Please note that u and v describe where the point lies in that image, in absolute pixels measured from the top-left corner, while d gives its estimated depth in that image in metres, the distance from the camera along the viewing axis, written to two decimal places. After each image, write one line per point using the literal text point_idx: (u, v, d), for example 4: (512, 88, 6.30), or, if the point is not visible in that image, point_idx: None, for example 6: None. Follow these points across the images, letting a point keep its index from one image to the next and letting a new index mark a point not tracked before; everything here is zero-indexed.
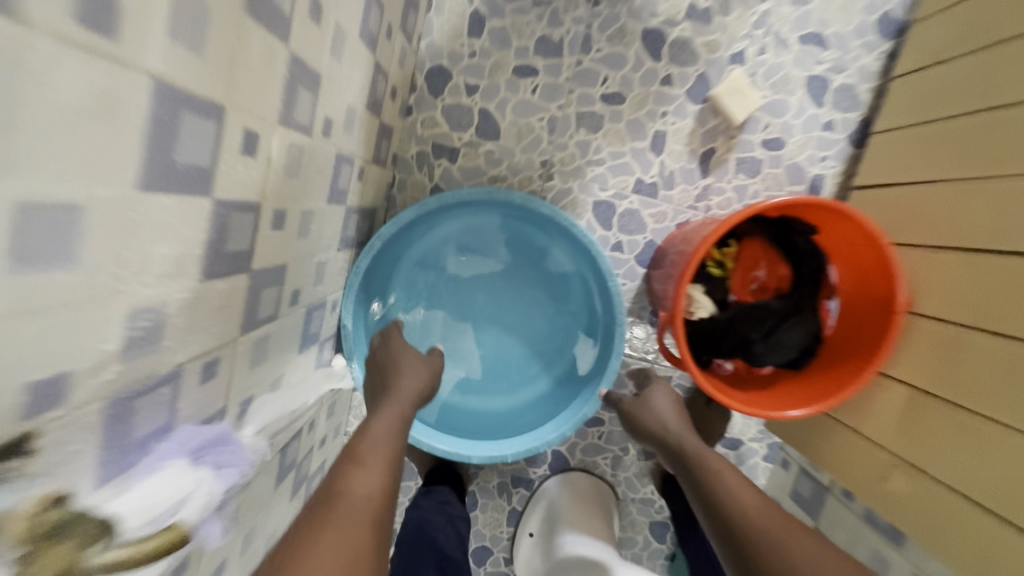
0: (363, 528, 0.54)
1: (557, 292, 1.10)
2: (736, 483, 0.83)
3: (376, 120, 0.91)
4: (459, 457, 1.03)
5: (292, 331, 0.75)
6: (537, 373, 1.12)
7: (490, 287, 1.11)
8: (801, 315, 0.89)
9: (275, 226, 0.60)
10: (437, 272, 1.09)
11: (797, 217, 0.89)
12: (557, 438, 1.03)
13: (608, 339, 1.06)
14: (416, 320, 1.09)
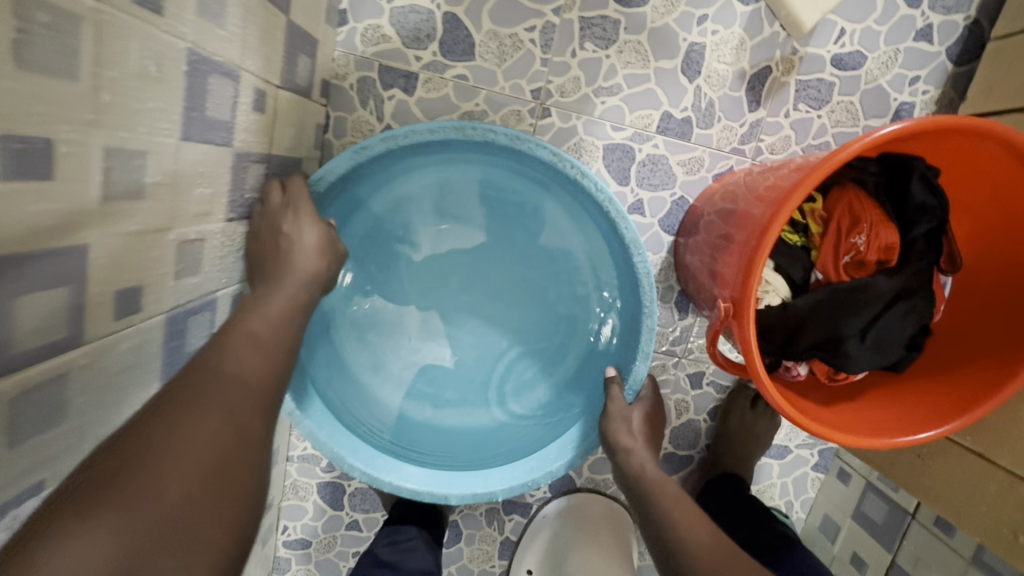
0: (257, 406, 0.41)
1: (560, 269, 0.81)
2: (690, 524, 0.64)
3: (285, 20, 0.60)
4: (430, 496, 0.75)
5: (143, 355, 0.47)
6: (538, 379, 0.84)
7: (471, 265, 0.81)
8: (911, 300, 0.63)
9: (25, 169, 0.31)
10: (398, 246, 0.79)
11: (908, 156, 0.61)
12: (561, 467, 0.76)
13: (632, 334, 0.78)
14: (373, 313, 0.81)
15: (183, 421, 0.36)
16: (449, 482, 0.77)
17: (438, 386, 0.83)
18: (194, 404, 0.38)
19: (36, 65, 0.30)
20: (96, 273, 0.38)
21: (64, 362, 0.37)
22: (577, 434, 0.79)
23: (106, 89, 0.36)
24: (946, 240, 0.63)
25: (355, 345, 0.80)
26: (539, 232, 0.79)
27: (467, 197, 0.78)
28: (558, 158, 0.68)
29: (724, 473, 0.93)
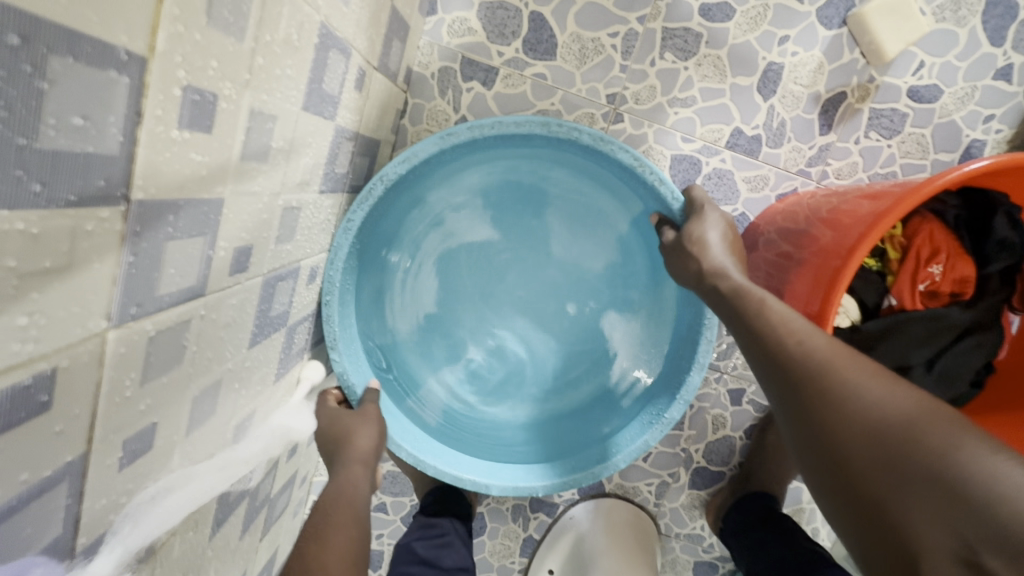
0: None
1: (616, 276, 0.82)
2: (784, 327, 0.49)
3: (389, 4, 0.62)
4: (473, 485, 0.75)
5: (242, 314, 0.47)
6: (581, 380, 0.84)
7: (531, 264, 0.82)
8: (980, 336, 0.63)
9: (195, 121, 0.32)
10: (464, 238, 0.81)
11: (993, 191, 0.61)
12: (606, 470, 0.76)
13: (685, 347, 0.77)
14: (430, 300, 0.82)
15: None
16: (491, 473, 0.77)
17: (486, 378, 0.84)
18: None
19: (222, 25, 0.32)
20: (226, 227, 0.40)
21: (188, 311, 0.38)
22: (620, 439, 0.78)
23: (261, 53, 0.37)
24: (1021, 277, 0.63)
25: (408, 331, 0.81)
26: (601, 237, 0.81)
27: (537, 196, 0.80)
28: (639, 163, 0.69)
29: (755, 491, 0.93)
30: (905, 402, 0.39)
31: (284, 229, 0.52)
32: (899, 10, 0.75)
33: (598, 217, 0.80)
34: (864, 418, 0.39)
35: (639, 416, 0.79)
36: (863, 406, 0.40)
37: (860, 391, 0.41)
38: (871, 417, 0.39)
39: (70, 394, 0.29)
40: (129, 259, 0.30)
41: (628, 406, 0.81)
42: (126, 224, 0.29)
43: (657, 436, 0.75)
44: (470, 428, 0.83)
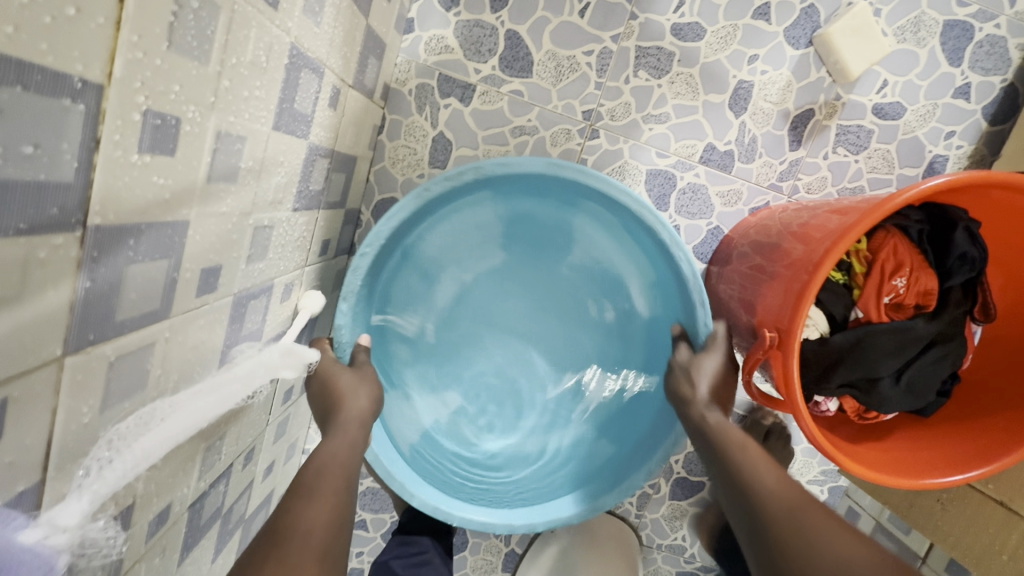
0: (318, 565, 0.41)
1: (614, 357, 0.82)
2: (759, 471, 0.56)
3: (364, 22, 0.62)
4: (399, 487, 0.73)
5: (211, 334, 0.47)
6: (541, 440, 0.83)
7: (536, 300, 0.83)
8: (943, 347, 0.64)
9: (156, 145, 0.32)
10: (481, 248, 0.80)
11: (952, 208, 0.63)
12: (522, 527, 0.75)
13: (641, 449, 0.79)
14: (428, 295, 0.81)
15: None
16: (419, 483, 0.76)
17: (459, 392, 0.84)
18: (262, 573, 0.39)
19: (186, 54, 0.32)
20: (191, 249, 0.40)
21: (150, 334, 0.38)
22: (548, 505, 0.78)
23: (227, 76, 0.37)
24: (982, 290, 0.65)
25: (400, 315, 0.80)
26: (612, 309, 0.81)
27: (580, 245, 0.80)
28: (694, 278, 0.71)
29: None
30: (863, 549, 0.43)
31: (258, 247, 0.52)
32: (862, 31, 0.78)
33: (613, 290, 0.80)
34: (824, 557, 0.43)
35: (572, 491, 0.79)
36: (822, 543, 0.45)
37: (820, 535, 0.46)
38: (829, 556, 0.43)
39: (25, 427, 0.29)
40: (87, 284, 0.30)
41: (574, 477, 0.81)
42: (84, 250, 0.29)
43: (581, 515, 0.76)
44: (430, 436, 0.82)
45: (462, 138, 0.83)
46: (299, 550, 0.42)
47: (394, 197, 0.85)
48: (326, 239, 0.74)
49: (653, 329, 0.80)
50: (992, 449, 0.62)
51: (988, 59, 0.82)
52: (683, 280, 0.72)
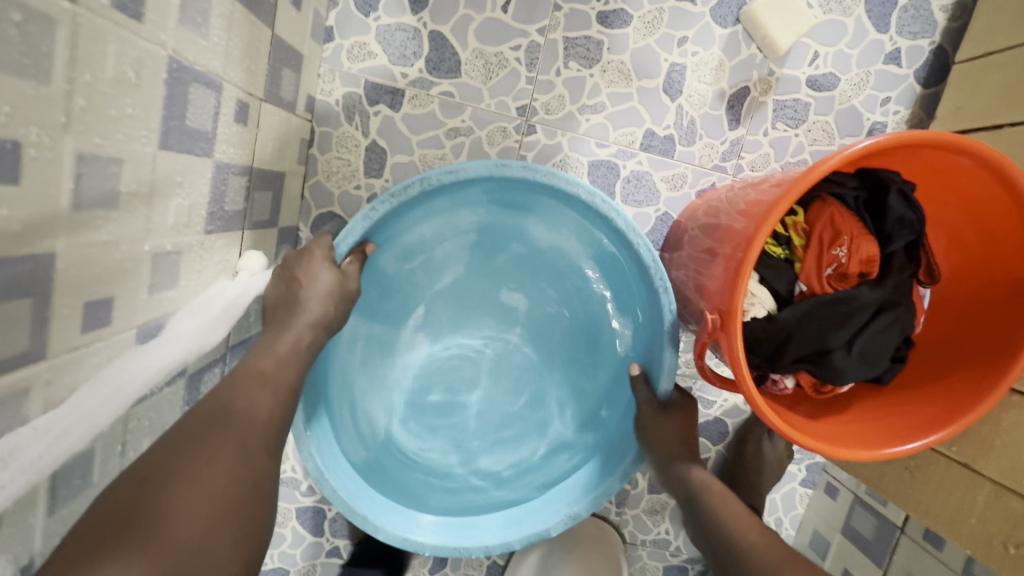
0: (267, 445, 0.44)
1: (580, 361, 0.82)
2: (737, 524, 0.62)
3: (269, 33, 0.60)
4: (362, 522, 0.69)
5: (111, 371, 0.44)
6: (514, 451, 0.81)
7: (499, 311, 0.82)
8: (894, 312, 0.63)
9: None
10: (442, 264, 0.79)
11: (885, 171, 0.62)
12: (497, 547, 0.72)
13: (615, 453, 0.76)
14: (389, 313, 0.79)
15: (194, 469, 0.38)
16: (388, 514, 0.72)
17: (426, 409, 0.81)
18: (205, 443, 0.40)
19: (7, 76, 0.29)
20: (64, 282, 0.37)
21: (21, 379, 0.35)
22: (525, 519, 0.75)
23: (80, 94, 0.35)
24: (922, 253, 0.64)
25: (358, 338, 0.76)
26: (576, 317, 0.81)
27: (536, 254, 0.80)
28: (654, 264, 0.68)
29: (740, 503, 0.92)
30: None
31: (165, 274, 0.49)
32: (786, 5, 0.77)
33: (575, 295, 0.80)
34: None
35: (548, 502, 0.76)
36: None
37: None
38: None
39: None
40: None
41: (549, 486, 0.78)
42: None
43: (558, 526, 0.72)
44: (397, 461, 0.78)
45: (396, 146, 0.81)
46: (239, 425, 0.43)
47: (332, 211, 0.83)
48: None
49: (616, 328, 0.79)
50: (949, 409, 0.61)
51: (913, 23, 0.82)
52: (644, 270, 0.70)
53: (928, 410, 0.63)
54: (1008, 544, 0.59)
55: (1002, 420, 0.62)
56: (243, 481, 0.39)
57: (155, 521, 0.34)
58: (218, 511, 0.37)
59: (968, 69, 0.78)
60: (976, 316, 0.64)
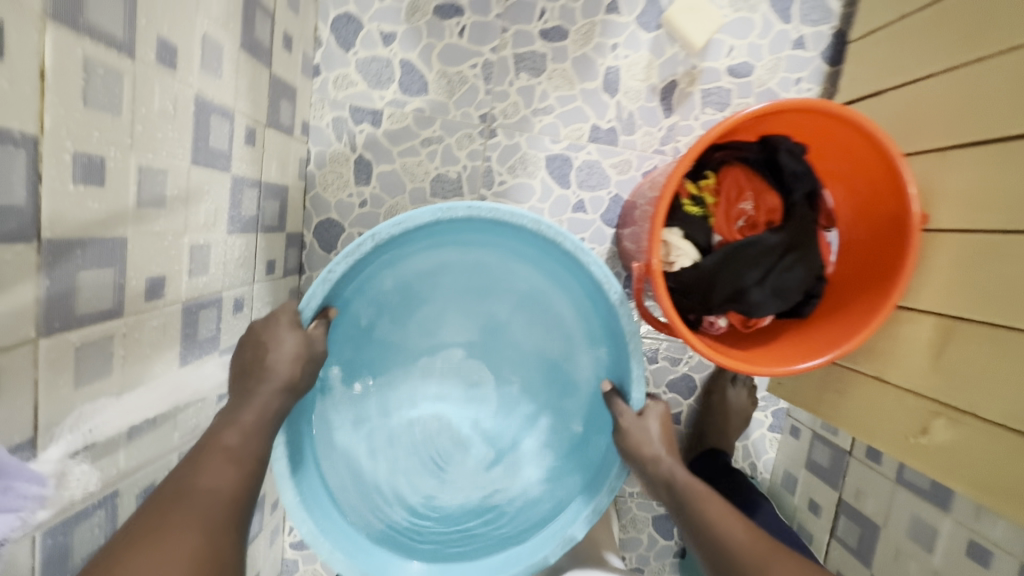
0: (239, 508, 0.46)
1: (553, 384, 0.80)
2: (725, 523, 0.61)
3: (267, 72, 0.75)
4: None
5: (165, 335, 0.58)
6: (504, 484, 0.78)
7: (474, 346, 0.81)
8: (798, 252, 0.75)
9: (87, 176, 0.44)
10: (408, 308, 0.78)
11: (777, 136, 0.75)
12: None
13: (598, 466, 0.75)
14: (364, 365, 0.78)
15: (142, 555, 0.38)
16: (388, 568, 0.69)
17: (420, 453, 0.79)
18: (165, 526, 0.41)
19: (96, 117, 0.44)
20: (133, 262, 0.51)
21: (108, 328, 0.49)
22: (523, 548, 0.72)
23: (139, 122, 0.49)
24: (816, 201, 0.77)
25: (339, 394, 0.76)
26: (546, 343, 0.79)
27: (499, 286, 0.78)
28: (607, 281, 0.69)
29: (709, 449, 1.03)
30: None
31: (199, 261, 0.63)
32: (697, 9, 0.91)
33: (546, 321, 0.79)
34: None
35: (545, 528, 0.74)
36: None
37: None
38: None
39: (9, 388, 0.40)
40: (46, 285, 0.42)
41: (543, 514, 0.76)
42: (40, 256, 0.40)
43: (556, 551, 0.70)
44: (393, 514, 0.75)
45: (379, 157, 0.96)
46: (190, 505, 0.43)
47: (330, 217, 0.97)
48: (270, 259, 0.85)
49: (589, 344, 0.77)
50: (850, 333, 0.72)
51: (812, 13, 0.96)
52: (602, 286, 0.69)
53: (837, 334, 0.74)
54: (919, 438, 0.69)
55: (903, 335, 0.73)
56: (197, 572, 0.39)
57: None
58: None
59: (862, 52, 0.90)
60: (869, 250, 0.76)
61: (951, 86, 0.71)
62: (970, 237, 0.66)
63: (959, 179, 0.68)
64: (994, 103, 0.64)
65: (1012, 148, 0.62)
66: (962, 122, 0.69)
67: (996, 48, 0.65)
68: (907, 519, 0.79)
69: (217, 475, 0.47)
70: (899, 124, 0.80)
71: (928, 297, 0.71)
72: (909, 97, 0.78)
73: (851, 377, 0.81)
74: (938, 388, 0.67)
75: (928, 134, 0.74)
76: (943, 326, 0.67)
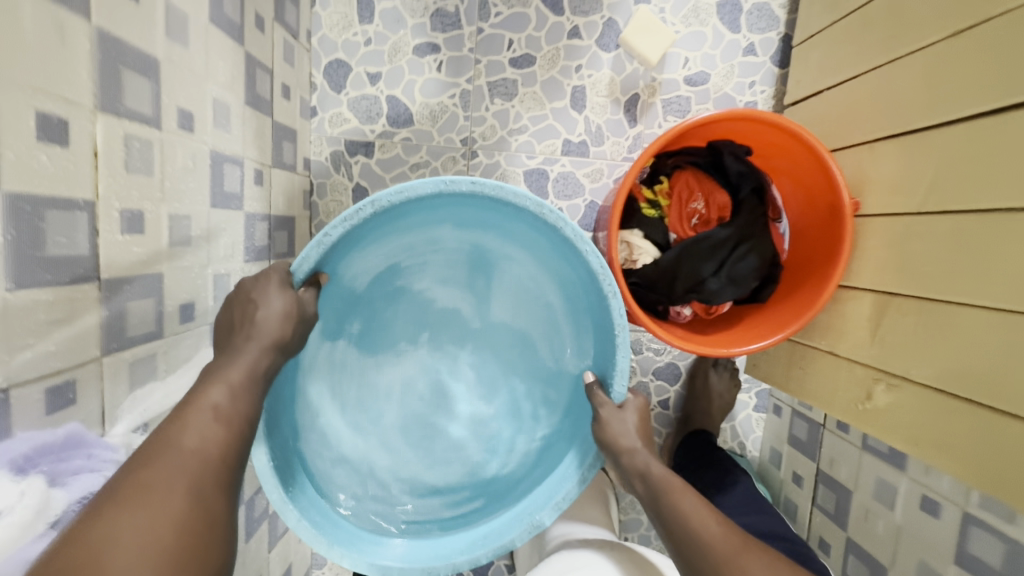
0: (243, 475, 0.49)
1: (544, 369, 0.83)
2: (699, 518, 0.65)
3: (270, 120, 0.86)
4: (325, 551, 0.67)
5: (197, 351, 0.69)
6: (480, 468, 0.82)
7: (460, 327, 0.85)
8: (749, 243, 0.83)
9: (131, 228, 0.55)
10: (399, 280, 0.81)
11: (721, 141, 0.84)
12: (464, 563, 0.71)
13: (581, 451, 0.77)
14: (354, 333, 0.81)
15: (121, 520, 0.36)
16: (352, 543, 0.70)
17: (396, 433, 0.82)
18: (145, 490, 0.38)
19: (135, 182, 0.55)
20: (169, 292, 0.62)
21: (152, 347, 0.60)
22: (491, 533, 0.74)
23: (167, 179, 0.60)
24: (762, 195, 0.85)
25: (329, 354, 0.79)
26: (533, 326, 0.83)
27: (488, 266, 0.82)
28: (602, 271, 0.69)
29: (695, 430, 1.10)
30: None
31: (222, 287, 0.74)
32: (649, 28, 0.99)
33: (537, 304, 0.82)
34: None
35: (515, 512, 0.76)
36: None
37: None
38: None
39: (82, 397, 0.51)
40: (105, 312, 0.53)
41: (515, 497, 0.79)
42: (100, 293, 0.52)
43: (522, 535, 0.71)
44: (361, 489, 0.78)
45: (374, 183, 1.06)
46: (168, 464, 0.40)
47: None
48: None
49: (579, 331, 0.80)
50: (799, 312, 0.79)
51: (759, 22, 1.04)
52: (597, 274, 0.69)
53: (791, 313, 0.81)
54: (866, 404, 0.76)
55: (847, 313, 0.80)
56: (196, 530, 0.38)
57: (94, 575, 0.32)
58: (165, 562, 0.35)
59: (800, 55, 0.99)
60: (815, 236, 0.83)
61: (871, 84, 0.79)
62: (897, 219, 0.73)
63: (883, 168, 0.76)
64: (906, 98, 0.72)
65: (922, 139, 0.69)
66: (882, 116, 0.76)
67: (904, 48, 0.73)
68: (874, 482, 0.86)
69: (200, 434, 0.44)
70: (833, 122, 0.88)
71: (867, 276, 0.78)
72: (840, 95, 0.86)
73: (810, 354, 0.88)
74: (878, 356, 0.74)
75: (857, 129, 0.82)
76: (879, 302, 0.75)
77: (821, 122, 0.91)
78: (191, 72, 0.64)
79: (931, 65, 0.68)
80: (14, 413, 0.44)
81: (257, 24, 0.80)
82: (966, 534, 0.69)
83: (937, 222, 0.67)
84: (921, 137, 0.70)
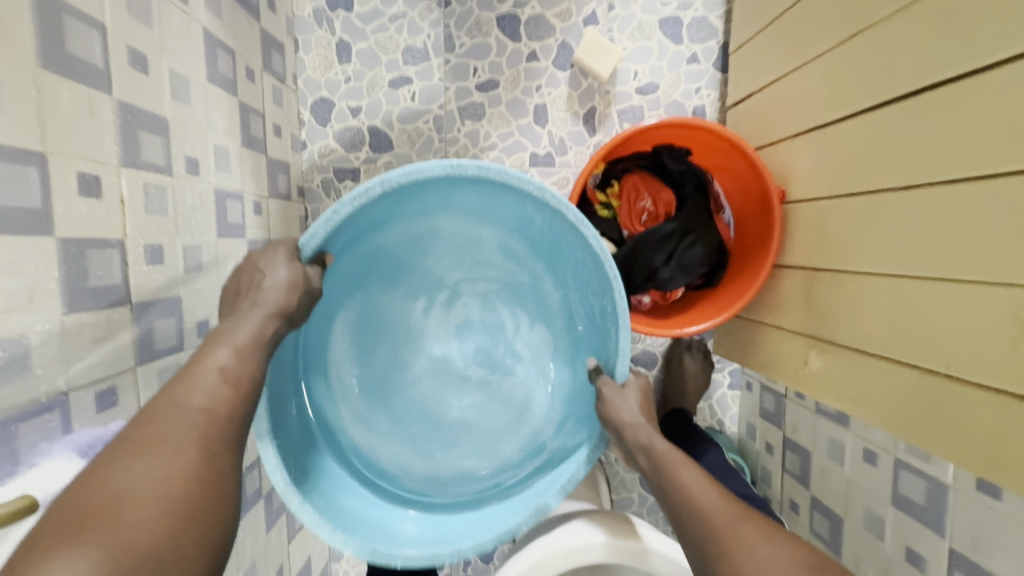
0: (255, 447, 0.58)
1: (538, 353, 0.95)
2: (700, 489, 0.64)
3: (264, 157, 0.98)
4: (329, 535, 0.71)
5: None
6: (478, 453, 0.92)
7: (457, 315, 0.95)
8: (694, 233, 0.93)
9: (152, 260, 0.66)
10: (399, 267, 0.92)
11: (663, 145, 0.95)
12: (469, 548, 0.74)
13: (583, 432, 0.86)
14: (358, 318, 0.91)
15: (131, 471, 0.42)
16: (355, 526, 0.75)
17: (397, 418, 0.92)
18: (149, 448, 0.45)
19: (154, 222, 0.67)
20: (187, 311, 0.73)
21: (175, 358, 0.71)
22: (495, 521, 0.78)
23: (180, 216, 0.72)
24: (705, 190, 0.95)
25: (341, 329, 0.90)
26: (525, 313, 0.94)
27: (482, 256, 0.93)
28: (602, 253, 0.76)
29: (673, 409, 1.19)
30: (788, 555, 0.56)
31: None
32: (598, 47, 1.09)
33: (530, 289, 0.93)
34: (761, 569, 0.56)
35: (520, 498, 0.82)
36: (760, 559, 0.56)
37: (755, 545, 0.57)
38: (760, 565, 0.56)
39: (123, 399, 0.62)
40: (136, 330, 0.64)
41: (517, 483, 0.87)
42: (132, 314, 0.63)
43: (527, 519, 0.75)
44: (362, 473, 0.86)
45: None
46: (171, 425, 0.47)
47: None
48: None
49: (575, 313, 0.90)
50: (746, 288, 0.89)
51: (699, 33, 1.14)
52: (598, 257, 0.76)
53: (741, 290, 0.90)
54: (806, 369, 0.85)
55: (785, 292, 0.90)
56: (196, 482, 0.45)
57: (108, 515, 0.39)
58: (164, 512, 0.41)
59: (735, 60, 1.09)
60: (757, 221, 0.92)
61: (790, 84, 0.89)
62: (817, 205, 0.83)
63: (801, 159, 0.86)
64: (815, 95, 0.82)
65: (830, 132, 0.79)
66: (800, 113, 0.86)
67: (810, 52, 0.83)
68: (828, 442, 0.94)
69: (207, 391, 0.51)
70: (764, 119, 0.98)
71: (797, 256, 0.87)
72: (767, 94, 0.96)
73: (760, 329, 0.97)
74: (812, 327, 0.83)
75: (783, 124, 0.92)
76: (808, 278, 0.84)
77: (755, 120, 1.01)
78: (194, 125, 0.75)
79: (830, 67, 0.78)
80: (73, 412, 0.55)
81: (248, 76, 0.91)
82: (899, 478, 0.78)
83: (848, 204, 0.76)
84: (830, 130, 0.79)
